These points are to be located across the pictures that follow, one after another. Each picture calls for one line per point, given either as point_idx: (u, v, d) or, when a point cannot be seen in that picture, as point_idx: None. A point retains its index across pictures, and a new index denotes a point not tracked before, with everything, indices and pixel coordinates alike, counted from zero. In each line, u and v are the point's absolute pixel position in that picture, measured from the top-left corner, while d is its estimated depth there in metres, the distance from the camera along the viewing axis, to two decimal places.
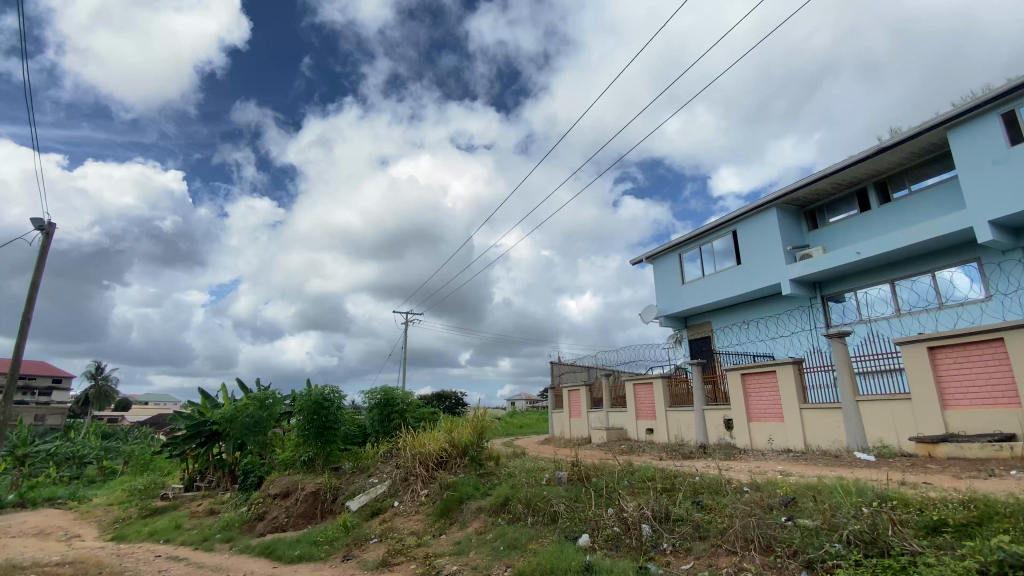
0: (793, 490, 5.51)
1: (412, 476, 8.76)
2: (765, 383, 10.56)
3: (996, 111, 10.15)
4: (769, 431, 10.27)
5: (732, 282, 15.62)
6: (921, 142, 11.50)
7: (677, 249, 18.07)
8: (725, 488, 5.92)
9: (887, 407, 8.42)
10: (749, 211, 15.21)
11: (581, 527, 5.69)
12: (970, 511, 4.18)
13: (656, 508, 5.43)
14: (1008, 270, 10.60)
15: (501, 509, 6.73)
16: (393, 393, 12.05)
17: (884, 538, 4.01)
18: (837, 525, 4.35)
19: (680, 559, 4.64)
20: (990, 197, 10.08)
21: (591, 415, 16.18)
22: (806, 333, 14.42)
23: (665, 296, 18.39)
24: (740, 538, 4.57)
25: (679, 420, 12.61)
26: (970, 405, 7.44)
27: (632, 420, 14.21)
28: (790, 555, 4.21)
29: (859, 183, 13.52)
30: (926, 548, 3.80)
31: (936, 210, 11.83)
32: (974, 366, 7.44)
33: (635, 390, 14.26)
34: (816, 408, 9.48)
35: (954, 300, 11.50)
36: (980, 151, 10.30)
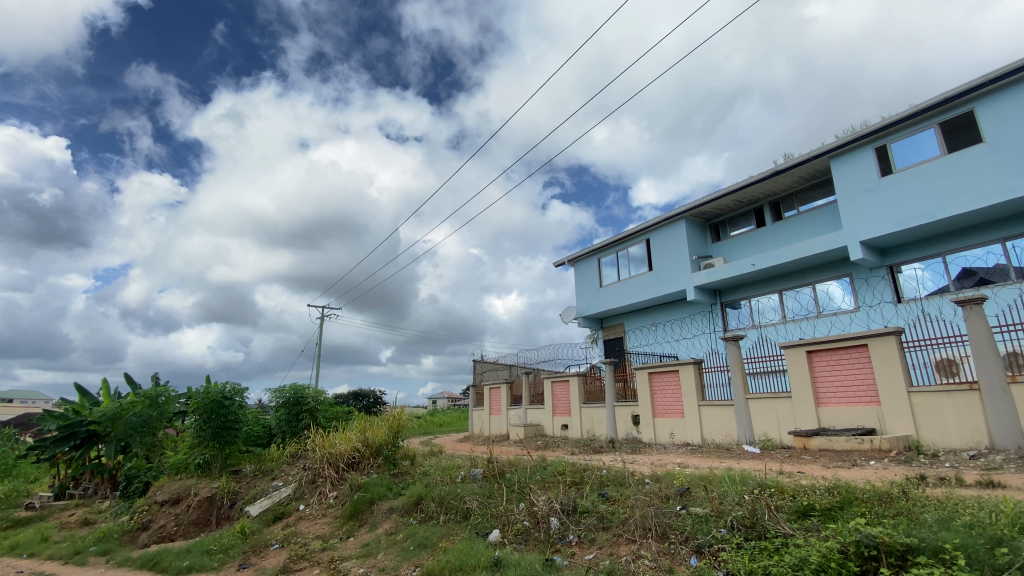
0: (688, 481, 5.98)
1: (320, 478, 8.38)
2: (669, 381, 11.34)
3: (870, 145, 11.62)
4: (671, 427, 11.03)
5: (645, 287, 16.57)
6: (808, 169, 12.91)
7: (597, 253, 18.90)
8: (628, 480, 6.28)
9: (772, 404, 9.36)
10: (662, 221, 16.22)
11: (492, 523, 5.75)
12: (834, 497, 4.76)
13: (565, 500, 5.66)
14: (873, 285, 12.18)
15: (414, 508, 6.64)
16: (304, 391, 11.43)
17: (761, 523, 4.44)
18: (723, 512, 4.77)
19: (584, 550, 4.85)
20: (862, 220, 11.53)
21: (509, 413, 16.43)
22: (706, 336, 15.64)
23: (584, 298, 19.11)
24: (639, 527, 4.87)
25: (591, 416, 13.17)
26: (839, 403, 8.50)
27: (549, 417, 14.63)
28: (682, 541, 4.56)
29: (757, 202, 14.88)
30: (796, 529, 4.27)
31: (819, 230, 13.32)
32: (843, 368, 8.50)
33: (553, 388, 14.67)
34: (712, 405, 10.33)
35: (829, 309, 13.05)
36: (857, 178, 11.73)
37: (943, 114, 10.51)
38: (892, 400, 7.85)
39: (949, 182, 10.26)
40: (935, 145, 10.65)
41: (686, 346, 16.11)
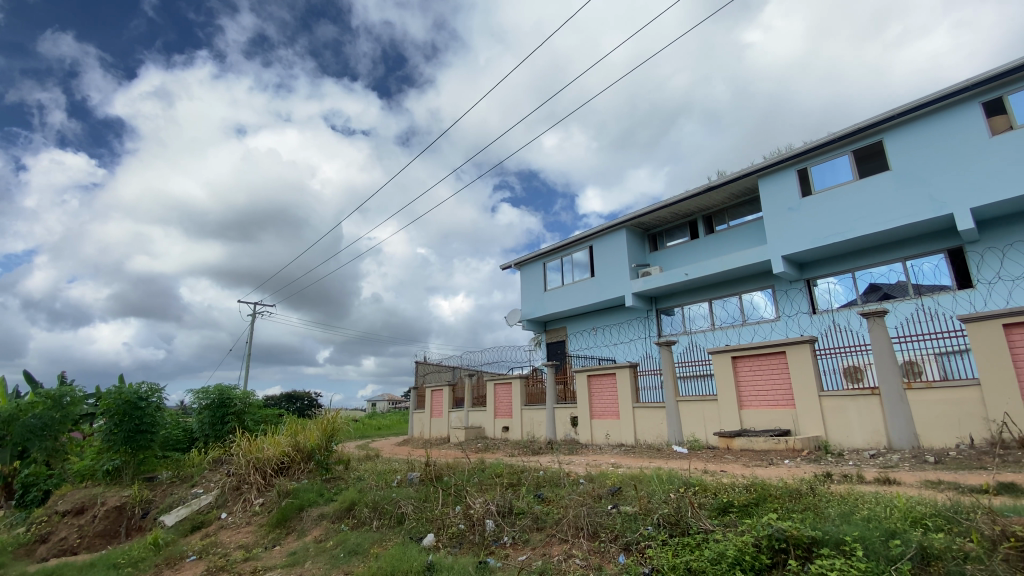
0: (619, 480, 6.20)
1: (245, 484, 7.94)
2: (606, 384, 11.70)
3: (793, 167, 12.59)
4: (607, 428, 11.39)
5: (586, 293, 17.01)
6: (738, 186, 13.78)
7: (542, 258, 19.20)
8: (563, 480, 6.42)
9: (700, 406, 9.89)
10: (605, 229, 16.74)
11: (427, 527, 5.69)
12: (751, 495, 5.09)
13: (501, 502, 5.71)
14: (792, 296, 13.15)
15: (346, 514, 6.45)
16: (231, 392, 10.79)
17: (685, 519, 4.66)
18: (651, 510, 4.98)
19: (518, 551, 4.90)
20: (785, 236, 12.43)
21: (451, 415, 16.31)
22: (641, 341, 16.26)
23: (528, 301, 19.35)
24: (571, 527, 5.00)
25: (531, 418, 13.34)
26: (759, 405, 9.11)
27: (490, 419, 14.67)
28: (612, 539, 4.73)
29: (692, 215, 15.69)
30: (715, 525, 4.52)
31: (746, 244, 14.23)
32: (764, 373, 9.13)
33: (495, 390, 14.74)
34: (646, 407, 10.76)
35: (753, 318, 13.96)
36: (781, 197, 12.66)
37: (856, 142, 11.57)
38: (805, 403, 8.52)
39: (860, 204, 11.28)
40: (849, 170, 11.68)
41: (623, 350, 16.67)
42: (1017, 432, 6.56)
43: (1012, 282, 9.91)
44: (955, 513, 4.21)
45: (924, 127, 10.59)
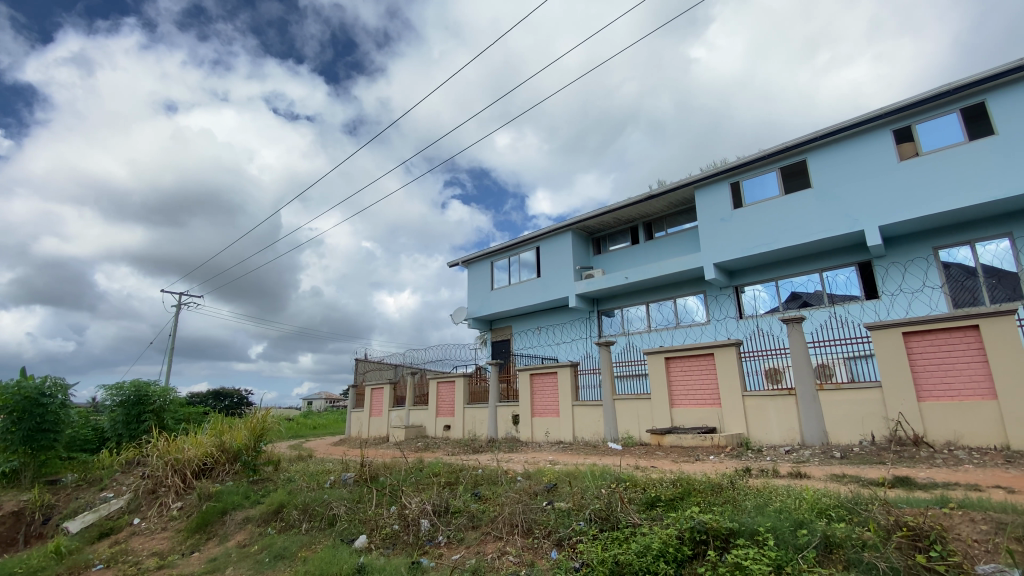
0: (555, 477, 6.34)
1: (162, 487, 7.42)
2: (547, 383, 11.91)
3: (726, 180, 13.34)
4: (547, 426, 11.60)
5: (531, 293, 17.23)
6: (677, 196, 14.45)
7: (490, 257, 19.25)
8: (500, 478, 6.49)
9: (634, 405, 10.27)
10: (551, 231, 17.02)
11: (359, 528, 5.57)
12: (676, 489, 5.36)
13: (437, 501, 5.69)
14: (721, 301, 13.94)
15: (273, 517, 6.18)
16: (149, 388, 10.02)
17: (614, 514, 4.84)
18: (583, 506, 5.13)
19: (452, 550, 4.90)
20: (717, 244, 13.15)
21: (391, 414, 15.99)
22: (583, 341, 16.66)
23: (474, 300, 19.34)
24: (506, 524, 5.06)
25: (473, 416, 13.34)
26: (689, 404, 9.60)
27: (431, 418, 14.54)
28: (545, 535, 4.83)
29: (634, 221, 16.26)
30: (642, 519, 4.72)
31: (682, 251, 14.93)
32: (694, 373, 9.63)
33: (437, 388, 14.63)
34: (584, 405, 11.05)
35: (687, 321, 14.68)
36: (714, 208, 13.39)
37: (782, 160, 12.45)
38: (730, 402, 9.06)
39: (784, 218, 12.12)
40: (776, 186, 12.54)
41: (565, 350, 17.02)
42: (911, 430, 7.33)
43: (911, 294, 11.01)
44: (854, 504, 4.63)
45: (841, 149, 11.55)
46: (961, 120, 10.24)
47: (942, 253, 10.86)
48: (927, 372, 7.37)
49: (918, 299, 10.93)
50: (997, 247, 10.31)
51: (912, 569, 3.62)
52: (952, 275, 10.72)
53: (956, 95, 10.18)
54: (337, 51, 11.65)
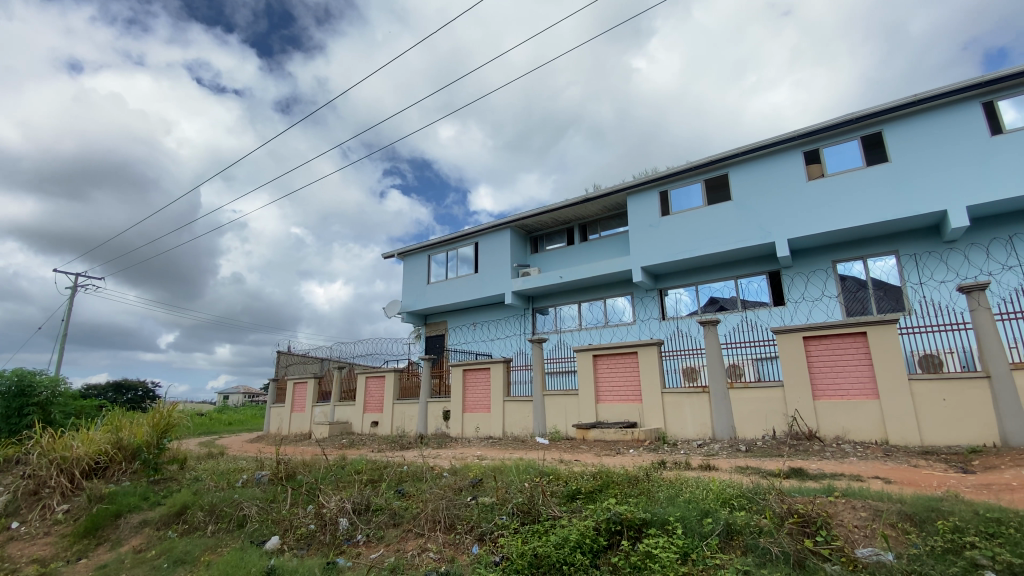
0: (481, 472, 6.37)
1: (45, 489, 6.64)
2: (479, 378, 11.93)
3: (657, 188, 14.00)
4: (477, 421, 11.63)
5: (468, 288, 17.18)
6: (611, 200, 14.97)
7: (427, 250, 18.97)
8: (425, 474, 6.43)
9: (562, 401, 10.55)
10: (490, 227, 17.06)
11: (271, 529, 5.30)
12: (597, 482, 5.56)
13: (357, 499, 5.54)
14: (647, 303, 14.60)
15: (175, 519, 5.75)
16: (34, 378, 8.99)
17: (536, 508, 4.93)
18: (507, 500, 5.20)
19: (371, 548, 4.79)
20: (646, 249, 13.76)
21: (314, 409, 15.33)
22: (516, 337, 16.83)
23: (409, 293, 18.98)
24: (428, 520, 5.03)
25: (403, 412, 13.10)
26: (613, 400, 10.00)
27: (358, 413, 14.12)
28: (467, 531, 4.84)
29: (571, 222, 16.65)
30: (562, 511, 4.85)
31: (614, 253, 15.49)
32: (619, 371, 10.03)
33: (366, 382, 14.22)
34: (515, 401, 11.19)
35: (615, 321, 15.25)
36: (645, 214, 14.00)
37: (707, 173, 13.25)
38: (650, 399, 9.53)
39: (706, 228, 12.89)
40: (700, 196, 13.32)
41: (498, 346, 17.12)
42: (805, 425, 8.09)
43: (812, 302, 12.12)
44: (753, 494, 5.03)
45: (759, 166, 12.48)
46: (861, 147, 11.38)
47: (840, 266, 12.03)
48: (821, 372, 8.16)
49: (817, 307, 12.05)
50: (884, 263, 11.57)
51: (801, 553, 3.99)
52: (846, 287, 11.92)
53: (856, 124, 11.32)
54: (272, 22, 10.88)
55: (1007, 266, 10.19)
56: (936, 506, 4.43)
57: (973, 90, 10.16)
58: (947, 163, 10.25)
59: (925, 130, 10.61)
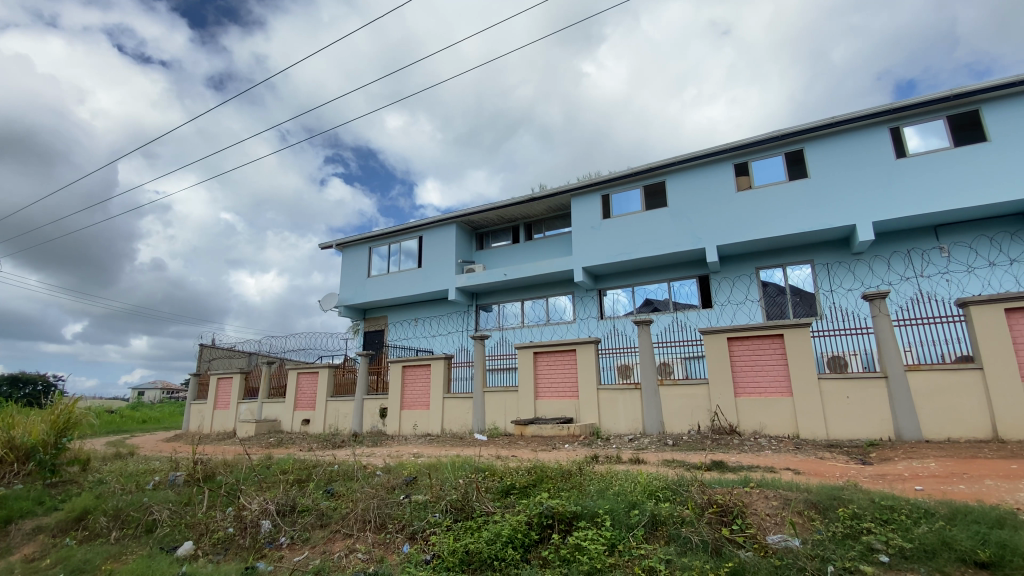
0: (416, 470, 6.28)
1: None
2: (418, 375, 11.76)
3: (599, 192, 14.38)
4: (415, 419, 11.46)
5: (410, 283, 16.87)
6: (556, 201, 15.21)
7: (368, 242, 18.43)
8: (357, 473, 6.24)
9: (502, 398, 10.61)
10: (435, 221, 16.85)
11: (185, 534, 4.97)
12: (531, 477, 5.63)
13: (282, 500, 5.30)
14: (587, 302, 14.97)
15: (74, 525, 5.26)
16: None
17: (469, 505, 4.92)
18: (441, 497, 5.14)
19: (295, 551, 4.60)
20: (587, 250, 14.09)
21: (240, 406, 14.49)
22: (457, 334, 16.72)
23: (348, 286, 18.37)
24: (358, 520, 4.90)
25: (337, 409, 12.66)
26: (551, 396, 10.19)
27: (288, 411, 13.51)
28: (398, 529, 4.76)
29: (516, 220, 16.74)
30: (496, 507, 4.86)
31: (557, 253, 15.75)
32: (558, 368, 10.22)
33: (298, 378, 13.62)
34: (454, 398, 11.12)
35: (556, 319, 15.52)
36: (587, 216, 14.33)
37: (647, 179, 13.77)
38: (586, 395, 9.79)
39: (644, 232, 13.38)
40: (640, 201, 13.82)
41: (439, 342, 16.94)
42: (727, 421, 8.60)
43: (737, 305, 12.91)
44: (677, 486, 5.27)
45: (694, 175, 13.11)
46: (784, 162, 12.23)
47: (763, 272, 12.89)
48: (743, 371, 8.70)
49: (741, 310, 12.85)
50: (801, 271, 12.51)
51: (718, 541, 4.23)
52: (767, 292, 12.79)
53: (780, 141, 12.16)
54: None
55: (904, 277, 11.33)
56: (838, 495, 4.85)
57: (881, 116, 11.18)
58: (857, 181, 11.23)
59: (840, 150, 11.57)
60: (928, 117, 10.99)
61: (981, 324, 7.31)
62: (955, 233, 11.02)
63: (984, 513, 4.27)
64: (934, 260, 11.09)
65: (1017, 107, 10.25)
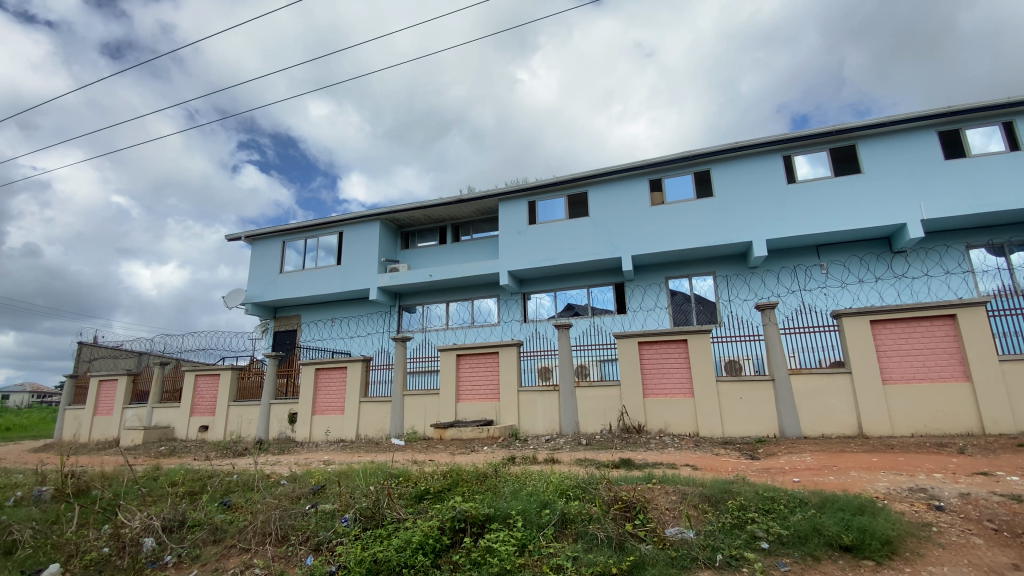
0: (324, 478, 6.00)
1: None
2: (333, 378, 11.27)
3: (526, 198, 14.65)
4: (328, 424, 10.97)
5: (328, 281, 16.13)
6: (483, 204, 15.28)
7: (283, 236, 17.38)
8: (259, 483, 5.85)
9: (422, 401, 10.44)
10: (357, 218, 16.27)
11: (50, 556, 4.40)
12: (446, 481, 5.58)
13: (169, 515, 4.86)
14: (511, 306, 15.17)
15: None
16: None
17: (380, 512, 4.79)
18: (350, 505, 4.97)
19: (182, 571, 4.24)
20: (513, 254, 14.27)
21: (125, 412, 13.06)
22: (377, 335, 16.23)
23: (258, 282, 17.20)
24: (257, 533, 4.61)
25: (240, 415, 11.80)
26: (472, 399, 10.20)
27: (183, 417, 12.38)
28: (302, 541, 4.52)
29: (442, 221, 16.58)
30: (407, 513, 4.78)
31: (482, 256, 15.80)
32: (481, 370, 10.25)
33: (196, 381, 12.52)
34: (372, 402, 10.78)
35: (479, 321, 15.58)
36: (514, 220, 14.53)
37: (570, 189, 14.24)
38: (506, 398, 9.91)
39: (566, 239, 13.81)
40: (563, 210, 14.27)
41: (358, 343, 16.34)
42: (635, 421, 9.08)
43: (648, 312, 13.70)
44: (586, 485, 5.47)
45: (615, 187, 13.74)
46: (693, 181, 13.18)
47: (672, 282, 13.78)
48: (651, 373, 9.25)
49: (652, 316, 13.65)
50: (705, 282, 13.53)
51: (622, 536, 4.45)
52: (676, 300, 13.68)
53: (691, 161, 13.09)
54: None
55: (790, 290, 12.63)
56: (728, 488, 5.29)
57: (777, 145, 12.39)
58: (756, 202, 12.36)
59: (742, 173, 12.66)
60: (815, 148, 12.35)
61: (851, 333, 8.32)
62: (833, 252, 12.46)
63: (848, 501, 4.86)
64: (815, 276, 12.47)
65: (884, 145, 11.81)
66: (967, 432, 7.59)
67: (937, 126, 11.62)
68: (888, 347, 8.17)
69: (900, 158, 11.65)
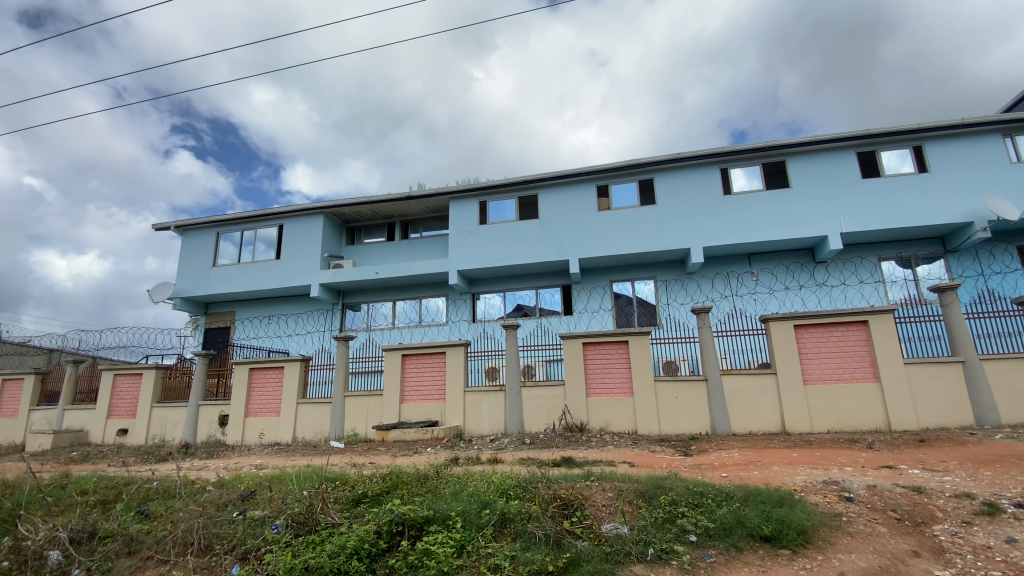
0: (254, 483, 5.73)
1: None
2: (269, 378, 10.79)
3: (476, 198, 14.62)
4: (262, 426, 10.51)
5: (267, 276, 15.42)
6: (432, 202, 15.11)
7: (218, 227, 16.45)
8: (182, 490, 5.51)
9: (364, 402, 10.20)
10: (300, 211, 15.66)
11: None
12: (384, 484, 5.47)
13: (77, 526, 4.50)
14: (459, 305, 15.10)
15: None
16: None
17: (314, 517, 4.64)
18: (282, 510, 4.80)
19: None
20: (462, 253, 14.20)
21: (31, 415, 11.95)
22: (318, 333, 15.68)
23: (189, 275, 16.18)
24: (178, 543, 4.36)
25: (164, 417, 11.07)
26: (417, 400, 10.08)
27: (99, 420, 11.47)
28: (227, 550, 4.31)
29: (391, 218, 16.26)
30: (342, 517, 4.65)
31: (431, 254, 15.63)
32: (427, 370, 10.15)
33: (115, 382, 11.63)
34: (310, 403, 10.40)
35: (427, 321, 15.41)
36: (464, 220, 14.47)
37: (520, 191, 14.35)
38: (451, 398, 9.86)
39: (515, 240, 13.91)
40: (513, 211, 14.37)
41: (297, 342, 15.72)
42: (578, 420, 9.29)
43: (593, 313, 14.04)
44: (526, 484, 5.52)
45: (564, 191, 13.99)
46: (638, 188, 13.63)
47: (616, 285, 14.20)
48: (594, 374, 9.49)
49: (597, 318, 14.00)
50: (648, 286, 14.02)
51: (559, 533, 4.55)
52: (619, 303, 14.10)
53: (637, 169, 13.53)
54: None
55: (725, 295, 13.32)
56: (660, 484, 5.52)
57: (716, 157, 13.04)
58: (696, 211, 12.95)
59: (684, 183, 13.24)
60: (750, 162, 13.10)
61: (777, 337, 8.89)
62: (764, 261, 13.25)
63: (769, 494, 5.20)
64: (747, 282, 13.22)
65: (810, 163, 12.70)
66: (875, 429, 8.31)
67: (856, 147, 12.63)
68: (809, 350, 8.80)
69: (824, 175, 12.56)
